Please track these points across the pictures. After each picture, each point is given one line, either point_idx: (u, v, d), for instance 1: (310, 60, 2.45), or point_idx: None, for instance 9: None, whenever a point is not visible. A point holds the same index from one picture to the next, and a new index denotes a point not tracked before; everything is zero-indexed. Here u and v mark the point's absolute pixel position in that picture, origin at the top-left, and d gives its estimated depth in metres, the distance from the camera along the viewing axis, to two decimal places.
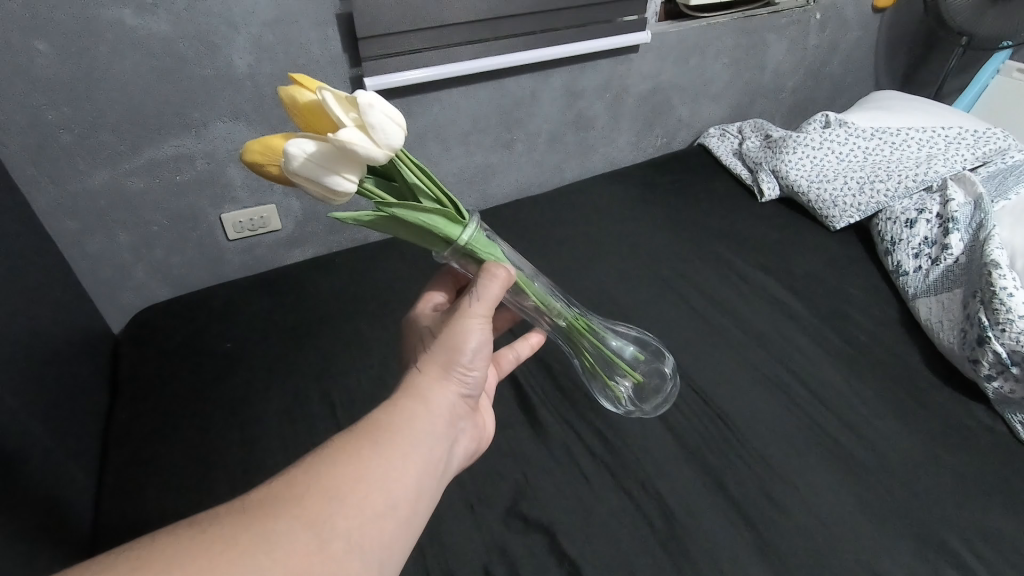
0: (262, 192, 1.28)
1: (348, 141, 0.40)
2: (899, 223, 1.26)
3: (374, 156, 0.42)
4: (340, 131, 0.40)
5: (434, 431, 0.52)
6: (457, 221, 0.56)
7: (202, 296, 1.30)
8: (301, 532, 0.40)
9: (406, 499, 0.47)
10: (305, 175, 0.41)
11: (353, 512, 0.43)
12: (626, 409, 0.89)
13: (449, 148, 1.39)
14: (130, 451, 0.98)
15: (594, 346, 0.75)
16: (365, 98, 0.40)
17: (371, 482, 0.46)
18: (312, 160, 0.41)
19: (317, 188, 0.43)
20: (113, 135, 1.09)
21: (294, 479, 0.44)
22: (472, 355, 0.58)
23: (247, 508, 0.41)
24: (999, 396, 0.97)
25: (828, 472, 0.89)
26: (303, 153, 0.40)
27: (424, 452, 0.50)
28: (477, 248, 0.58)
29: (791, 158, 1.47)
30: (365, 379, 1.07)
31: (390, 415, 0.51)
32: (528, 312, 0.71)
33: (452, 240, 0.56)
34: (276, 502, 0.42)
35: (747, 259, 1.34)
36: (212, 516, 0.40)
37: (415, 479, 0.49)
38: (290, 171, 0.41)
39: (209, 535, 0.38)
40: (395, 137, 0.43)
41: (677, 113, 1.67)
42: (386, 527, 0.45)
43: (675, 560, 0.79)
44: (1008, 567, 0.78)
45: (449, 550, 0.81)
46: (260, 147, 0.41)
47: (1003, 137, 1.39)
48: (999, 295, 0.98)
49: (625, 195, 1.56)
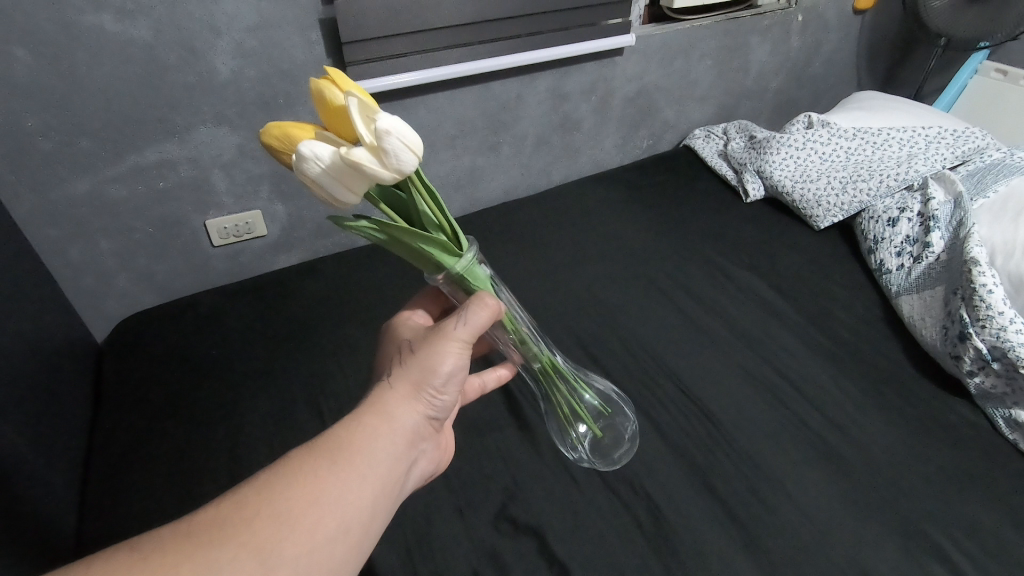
0: (248, 197, 1.27)
1: (359, 162, 0.41)
2: (881, 223, 1.28)
3: (380, 177, 0.42)
4: (353, 147, 0.40)
5: (397, 453, 0.52)
6: (453, 251, 0.56)
7: (187, 303, 1.29)
8: (247, 558, 0.40)
9: (360, 523, 0.47)
10: (315, 178, 0.42)
11: (303, 538, 0.43)
12: (580, 459, 0.87)
13: (436, 152, 1.39)
14: (112, 462, 0.96)
15: (561, 391, 0.74)
16: (386, 124, 0.40)
17: (326, 505, 0.45)
18: (322, 167, 0.41)
19: (322, 193, 0.43)
20: (95, 142, 1.08)
21: (248, 498, 0.43)
22: (446, 378, 0.58)
23: (195, 530, 0.40)
24: (981, 391, 0.99)
25: (815, 469, 0.90)
26: (316, 159, 0.40)
27: (383, 475, 0.50)
28: (468, 278, 0.58)
29: (775, 159, 1.49)
30: (353, 385, 1.07)
31: (353, 433, 0.51)
32: (503, 346, 0.71)
33: (444, 267, 0.57)
34: (225, 526, 0.41)
35: (733, 259, 1.35)
36: (156, 539, 0.39)
37: (371, 504, 0.49)
38: (301, 171, 0.41)
39: (151, 562, 0.37)
40: (406, 163, 0.43)
41: (662, 115, 1.68)
42: (335, 553, 0.45)
43: (663, 561, 0.79)
44: (991, 561, 0.79)
45: (437, 555, 0.81)
46: (278, 133, 0.42)
47: (982, 136, 1.40)
48: (980, 292, 1.00)
49: (612, 196, 1.56)
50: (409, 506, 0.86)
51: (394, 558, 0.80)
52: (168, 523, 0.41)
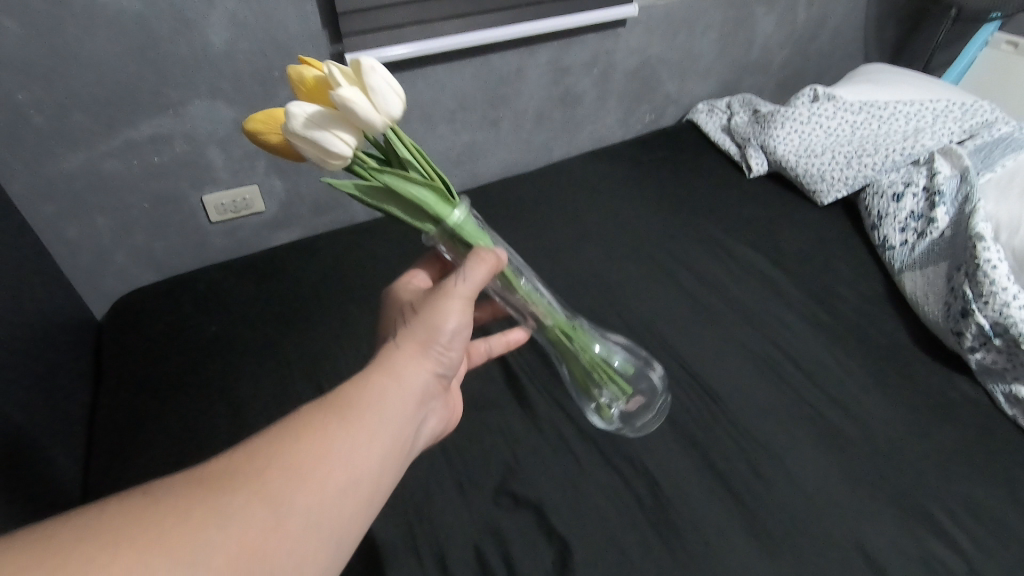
0: (244, 172, 1.26)
1: (348, 100, 0.43)
2: (886, 198, 1.27)
3: (370, 117, 0.45)
4: (339, 88, 0.43)
5: (405, 411, 0.52)
6: (447, 200, 0.56)
7: (186, 280, 1.28)
8: (259, 508, 0.40)
9: (369, 478, 0.47)
10: (306, 135, 0.44)
11: (313, 491, 0.43)
12: (614, 425, 0.88)
13: (435, 127, 1.37)
14: (114, 439, 0.97)
15: (579, 354, 0.75)
16: (364, 60, 0.44)
17: (335, 459, 0.45)
18: (312, 119, 0.43)
19: (314, 150, 0.45)
20: (89, 117, 1.06)
21: (258, 450, 0.43)
22: (451, 337, 0.58)
23: (206, 479, 0.40)
24: (981, 366, 0.99)
25: (813, 444, 0.90)
26: (305, 112, 0.43)
27: (392, 431, 0.50)
28: (464, 233, 0.57)
29: (779, 133, 1.46)
30: (354, 361, 1.07)
31: (361, 389, 0.51)
32: (515, 309, 0.72)
33: (440, 220, 0.57)
34: (234, 477, 0.41)
35: (735, 235, 1.34)
36: (167, 486, 0.39)
37: (380, 460, 0.48)
38: (292, 132, 0.44)
39: (162, 507, 0.37)
40: (389, 103, 0.46)
41: (665, 88, 1.65)
42: (346, 507, 0.45)
43: (662, 533, 0.80)
44: (986, 534, 0.80)
45: (439, 527, 0.81)
46: (263, 116, 0.45)
47: (991, 110, 1.37)
48: (983, 268, 0.98)
49: (614, 172, 1.54)
50: (411, 481, 0.87)
51: (396, 532, 0.81)
52: (177, 473, 0.41)
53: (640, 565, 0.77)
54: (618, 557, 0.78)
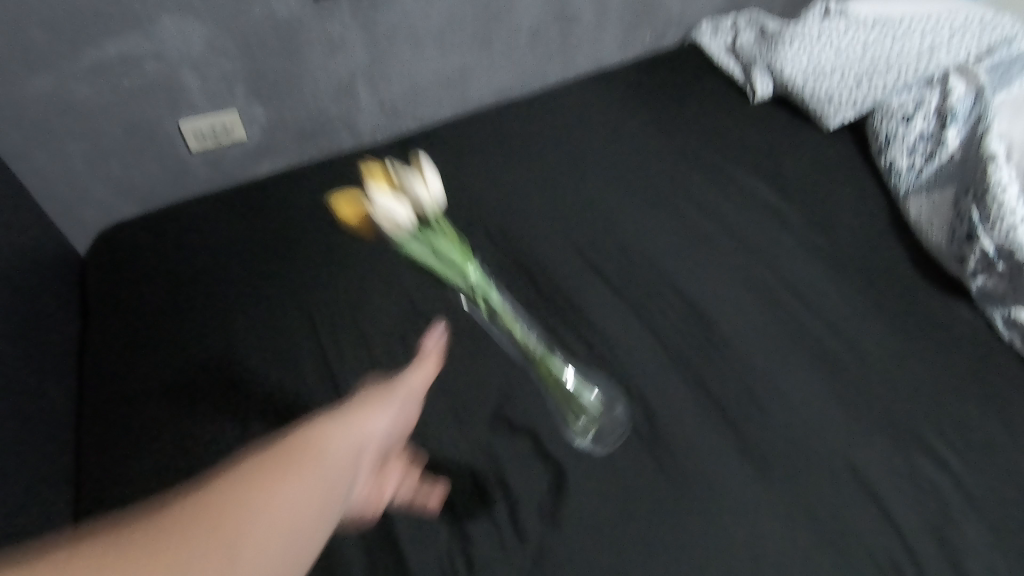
0: (223, 97, 1.19)
1: (417, 193, 0.68)
2: (895, 120, 1.20)
3: (425, 199, 0.69)
4: (399, 204, 0.66)
5: (358, 460, 0.54)
6: (468, 258, 0.72)
7: (168, 211, 1.22)
8: (212, 550, 0.42)
9: (325, 514, 0.49)
10: (388, 216, 0.66)
11: (268, 525, 0.45)
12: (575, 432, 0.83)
13: (422, 48, 1.30)
14: (104, 374, 0.95)
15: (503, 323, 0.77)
16: (416, 178, 0.69)
17: (294, 491, 0.47)
18: (390, 204, 0.65)
19: (388, 221, 0.66)
20: (49, 34, 0.99)
21: (213, 486, 0.46)
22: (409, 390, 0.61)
23: (162, 516, 0.43)
24: (982, 292, 0.97)
25: (810, 371, 0.90)
26: (385, 199, 0.65)
27: (344, 465, 0.53)
28: (480, 290, 0.73)
29: (788, 53, 1.37)
30: (346, 293, 1.04)
31: (318, 431, 0.53)
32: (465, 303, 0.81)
33: (462, 277, 0.72)
34: (190, 516, 0.43)
35: (737, 162, 1.29)
36: (126, 529, 0.41)
37: (333, 491, 0.51)
38: (377, 217, 0.66)
39: (120, 556, 0.40)
40: (434, 190, 0.70)
41: (668, 5, 1.55)
42: (303, 537, 0.47)
43: (657, 458, 0.81)
44: (975, 454, 0.81)
45: (435, 454, 0.82)
46: (348, 199, 0.67)
47: (1011, 25, 1.30)
48: (993, 190, 0.96)
49: (612, 97, 1.47)
50: None
51: None
52: (137, 508, 0.43)
53: (635, 487, 0.78)
54: (613, 480, 0.79)
